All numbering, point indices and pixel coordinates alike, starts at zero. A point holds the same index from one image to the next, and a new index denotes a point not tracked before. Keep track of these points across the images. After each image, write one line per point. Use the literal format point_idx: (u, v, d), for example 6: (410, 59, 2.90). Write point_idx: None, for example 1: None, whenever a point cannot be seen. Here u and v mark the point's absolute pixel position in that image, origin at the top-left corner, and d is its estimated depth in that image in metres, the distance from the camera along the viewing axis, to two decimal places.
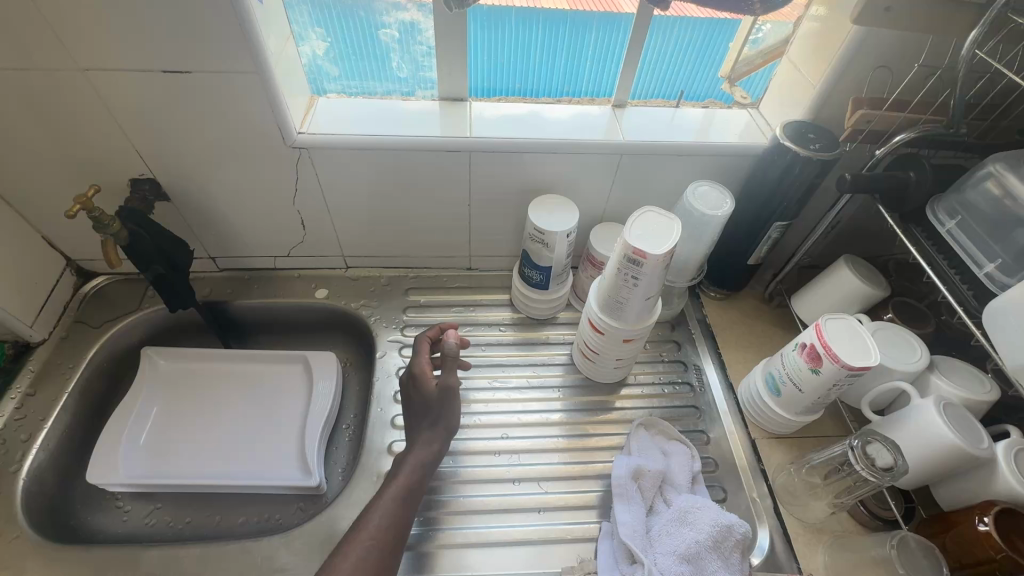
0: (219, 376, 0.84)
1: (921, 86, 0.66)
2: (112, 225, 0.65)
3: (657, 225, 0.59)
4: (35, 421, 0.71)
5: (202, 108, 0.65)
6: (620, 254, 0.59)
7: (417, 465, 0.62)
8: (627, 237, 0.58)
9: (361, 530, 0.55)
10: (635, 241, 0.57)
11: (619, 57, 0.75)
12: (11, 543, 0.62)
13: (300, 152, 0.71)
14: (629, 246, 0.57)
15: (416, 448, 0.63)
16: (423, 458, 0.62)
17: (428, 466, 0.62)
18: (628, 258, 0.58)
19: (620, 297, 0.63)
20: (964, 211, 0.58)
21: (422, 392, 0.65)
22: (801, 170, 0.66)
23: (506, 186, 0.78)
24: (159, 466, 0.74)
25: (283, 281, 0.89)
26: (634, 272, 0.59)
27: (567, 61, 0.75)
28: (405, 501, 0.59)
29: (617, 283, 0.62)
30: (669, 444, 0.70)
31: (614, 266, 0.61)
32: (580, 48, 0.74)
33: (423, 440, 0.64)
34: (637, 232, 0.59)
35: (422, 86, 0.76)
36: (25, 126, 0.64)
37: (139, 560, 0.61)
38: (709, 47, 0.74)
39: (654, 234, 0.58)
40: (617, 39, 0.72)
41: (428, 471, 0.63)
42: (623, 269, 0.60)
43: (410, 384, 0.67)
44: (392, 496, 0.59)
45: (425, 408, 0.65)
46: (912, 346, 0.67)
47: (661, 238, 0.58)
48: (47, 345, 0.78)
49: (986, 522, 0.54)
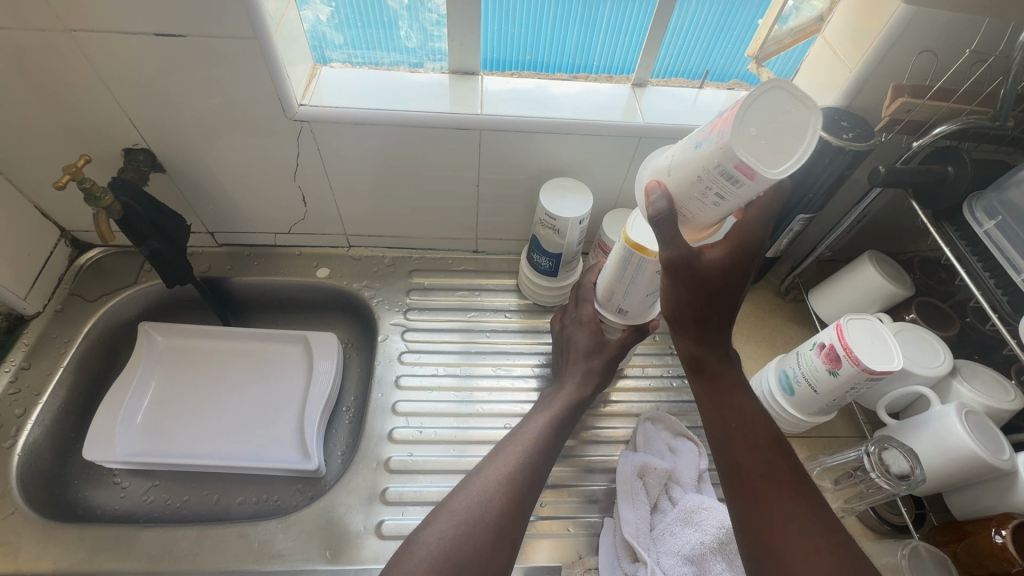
0: (216, 353, 0.82)
1: (968, 74, 0.61)
2: (104, 198, 0.62)
3: (781, 117, 0.38)
4: (30, 396, 0.70)
5: (198, 75, 0.61)
6: (712, 155, 0.40)
7: (573, 398, 0.63)
8: (735, 139, 0.38)
9: (507, 450, 0.56)
10: (743, 154, 0.37)
11: (634, 30, 0.70)
12: (8, 519, 0.61)
13: (301, 125, 0.67)
14: (737, 157, 0.38)
15: (571, 382, 0.65)
16: (578, 396, 0.63)
17: (581, 403, 0.63)
18: (723, 171, 0.39)
19: (684, 210, 0.44)
20: (1004, 211, 0.54)
21: (586, 340, 0.66)
22: (831, 161, 0.63)
23: (518, 167, 0.74)
24: (156, 444, 0.73)
25: (284, 259, 0.86)
26: (723, 190, 0.40)
27: (581, 32, 0.70)
28: (557, 432, 0.60)
29: (680, 193, 0.43)
30: (680, 433, 0.69)
31: (690, 167, 0.42)
32: (592, 23, 0.69)
33: (577, 381, 0.65)
34: (751, 131, 0.38)
35: (432, 57, 0.72)
36: (10, 89, 0.60)
37: (135, 539, 0.60)
38: (727, 24, 0.70)
39: (774, 145, 0.37)
40: (634, 10, 0.68)
41: (579, 409, 0.63)
42: (700, 178, 0.41)
43: (579, 331, 0.67)
44: (547, 422, 0.60)
45: (591, 349, 0.65)
46: (936, 350, 0.64)
47: (784, 147, 0.38)
48: (42, 319, 0.76)
49: (1002, 535, 0.52)
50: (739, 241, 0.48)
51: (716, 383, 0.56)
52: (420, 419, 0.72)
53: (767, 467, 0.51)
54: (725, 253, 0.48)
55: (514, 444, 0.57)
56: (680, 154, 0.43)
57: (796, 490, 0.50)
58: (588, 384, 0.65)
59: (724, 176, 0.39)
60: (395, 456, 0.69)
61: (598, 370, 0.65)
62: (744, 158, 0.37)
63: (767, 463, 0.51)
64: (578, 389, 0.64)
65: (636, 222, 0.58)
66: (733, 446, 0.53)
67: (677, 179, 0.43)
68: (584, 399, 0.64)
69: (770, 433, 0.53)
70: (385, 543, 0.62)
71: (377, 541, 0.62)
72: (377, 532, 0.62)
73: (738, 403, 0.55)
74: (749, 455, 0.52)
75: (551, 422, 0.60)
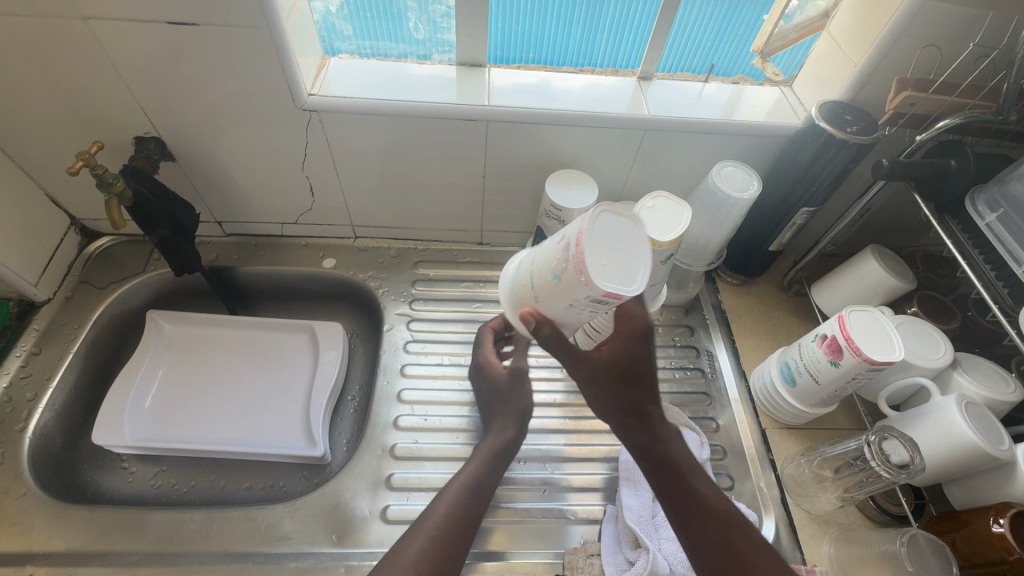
0: (223, 342, 0.83)
1: (972, 68, 0.61)
2: (115, 183, 0.63)
3: (617, 239, 0.40)
4: (40, 380, 0.71)
5: (209, 63, 0.61)
6: (576, 288, 0.39)
7: (491, 452, 0.59)
8: (593, 275, 0.38)
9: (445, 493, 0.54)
10: (606, 284, 0.38)
11: (638, 27, 0.71)
12: (19, 500, 0.62)
13: (311, 115, 0.68)
14: (600, 289, 0.38)
15: (490, 434, 0.62)
16: (497, 445, 0.60)
17: (500, 454, 0.59)
18: (594, 300, 0.39)
19: (559, 320, 0.44)
20: (1006, 204, 0.55)
21: (500, 380, 0.65)
22: (835, 154, 0.63)
23: (524, 159, 0.75)
24: (163, 430, 0.74)
25: (290, 249, 0.87)
26: (592, 309, 0.41)
27: (585, 28, 0.71)
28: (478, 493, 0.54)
29: (558, 316, 0.44)
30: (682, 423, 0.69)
31: (558, 298, 0.42)
32: (596, 20, 0.70)
33: (496, 431, 0.62)
34: (601, 262, 0.39)
35: (440, 49, 0.72)
36: (24, 76, 0.61)
37: (145, 522, 0.61)
38: (730, 23, 0.71)
39: (620, 268, 0.39)
40: (638, 9, 0.69)
41: (499, 460, 0.59)
42: (571, 306, 0.42)
43: (480, 376, 0.67)
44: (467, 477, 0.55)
45: (500, 394, 0.65)
46: (936, 342, 0.64)
47: (631, 266, 0.40)
48: (52, 305, 0.77)
49: (1000, 524, 0.53)
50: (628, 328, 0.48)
51: (666, 465, 0.49)
52: (425, 408, 0.73)
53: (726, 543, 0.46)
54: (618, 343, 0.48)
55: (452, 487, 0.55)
56: (542, 281, 0.43)
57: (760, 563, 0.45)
58: (509, 425, 0.62)
59: (592, 302, 0.40)
60: (400, 442, 0.70)
61: (516, 418, 0.63)
62: (607, 288, 0.38)
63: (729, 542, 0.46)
64: (498, 438, 0.61)
65: (643, 209, 0.59)
66: (689, 521, 0.48)
67: (549, 307, 0.43)
68: (504, 450, 0.60)
69: (723, 507, 0.48)
70: (390, 527, 0.62)
71: (382, 525, 0.63)
72: (382, 517, 0.63)
73: (693, 484, 0.49)
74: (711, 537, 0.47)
75: (489, 460, 0.58)
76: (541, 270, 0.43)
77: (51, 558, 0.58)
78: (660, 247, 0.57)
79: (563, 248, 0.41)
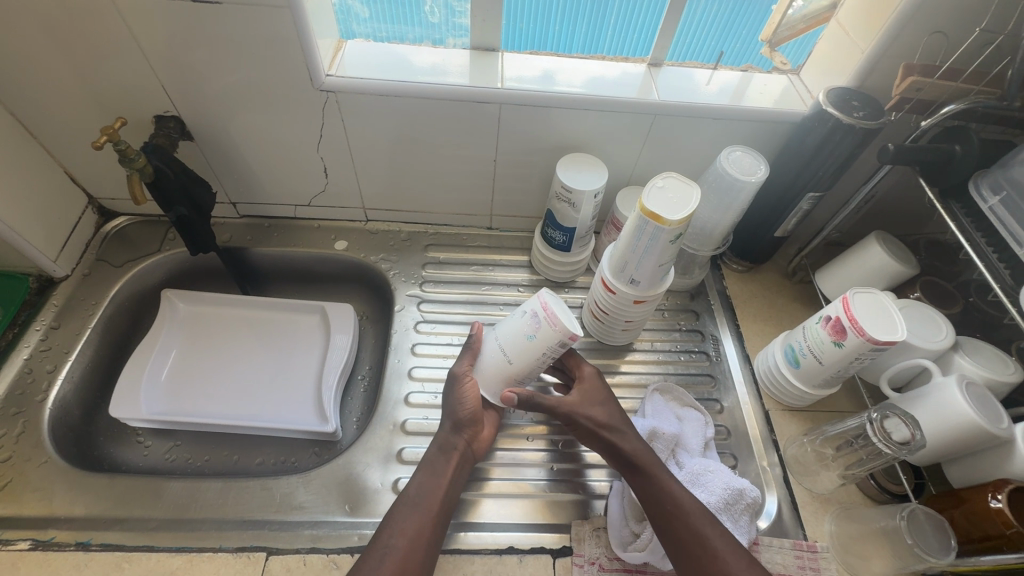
0: (234, 321, 0.85)
1: (977, 55, 0.63)
2: (138, 159, 0.64)
3: (562, 306, 0.61)
4: (59, 353, 0.72)
5: (228, 43, 0.63)
6: (550, 341, 0.59)
7: (426, 468, 0.60)
8: (565, 326, 0.58)
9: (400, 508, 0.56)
10: (571, 329, 0.58)
11: (642, 29, 0.74)
12: (40, 467, 0.64)
13: (327, 96, 0.69)
14: (569, 334, 0.58)
15: (432, 442, 0.63)
16: (439, 447, 0.62)
17: (434, 468, 0.60)
18: (562, 344, 0.59)
19: (528, 372, 0.62)
20: (1008, 187, 0.56)
21: (464, 394, 0.63)
22: (841, 139, 0.64)
23: (534, 143, 0.76)
24: (178, 405, 0.75)
25: (303, 230, 0.89)
26: (555, 354, 0.61)
27: (590, 29, 0.74)
28: (420, 507, 0.56)
29: (534, 365, 0.61)
30: (685, 402, 0.71)
31: (534, 352, 0.60)
32: (601, 20, 0.73)
33: (435, 445, 0.62)
34: (566, 317, 0.59)
35: (454, 33, 0.74)
36: (50, 53, 0.63)
37: (162, 490, 0.62)
38: (736, 21, 0.73)
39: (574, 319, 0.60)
40: (641, 15, 0.72)
41: (445, 465, 0.61)
42: (546, 354, 0.60)
43: (448, 389, 0.65)
44: (406, 500, 0.57)
45: (453, 409, 0.63)
46: (938, 325, 0.66)
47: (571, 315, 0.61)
48: (70, 281, 0.78)
49: (999, 499, 0.54)
50: (593, 377, 0.66)
51: (647, 470, 0.58)
52: (435, 385, 0.74)
53: (701, 537, 0.53)
54: (588, 386, 0.65)
55: (402, 504, 0.57)
56: (518, 347, 0.61)
57: (728, 544, 0.53)
58: (457, 438, 0.63)
59: (561, 346, 0.59)
60: (411, 419, 0.71)
61: (460, 434, 0.63)
62: (575, 330, 0.58)
63: (707, 535, 0.53)
64: (434, 456, 0.61)
65: (653, 188, 0.60)
66: (669, 519, 0.55)
67: (526, 361, 0.61)
68: (447, 463, 0.61)
69: (699, 507, 0.55)
70: None
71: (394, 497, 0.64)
72: (393, 489, 0.65)
73: (670, 488, 0.56)
74: (687, 530, 0.54)
75: (441, 470, 0.60)
76: (510, 337, 0.61)
77: (71, 522, 0.60)
78: (668, 226, 0.58)
79: (524, 319, 0.61)
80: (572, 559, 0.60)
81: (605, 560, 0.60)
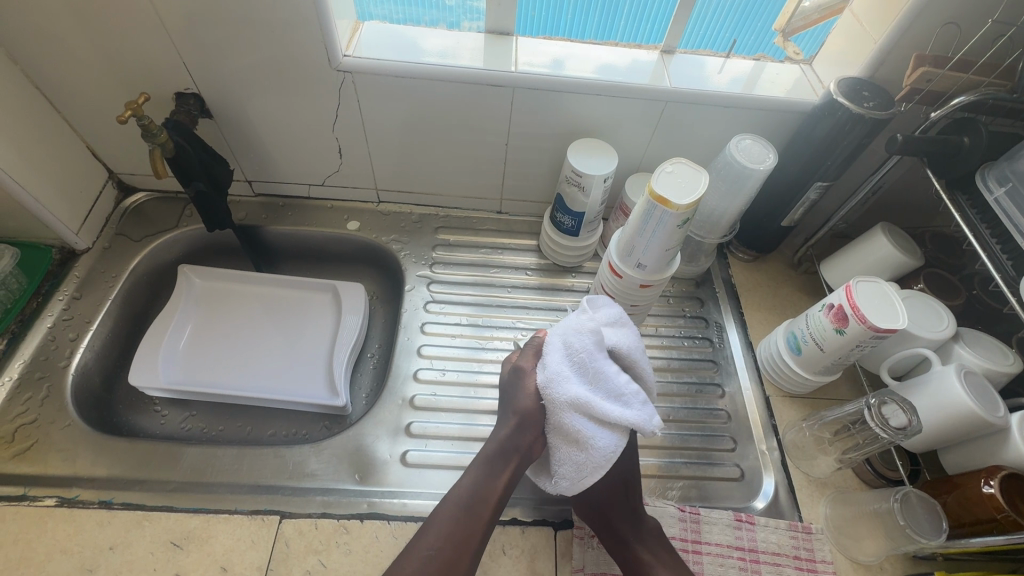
0: (252, 298, 0.87)
1: (989, 47, 0.63)
2: (160, 135, 0.65)
3: None
4: (82, 323, 0.75)
5: (248, 24, 0.64)
6: None
7: (482, 465, 0.59)
8: None
9: (444, 506, 0.56)
10: None
11: (656, 16, 0.75)
12: (63, 430, 0.66)
13: (344, 76, 0.70)
14: None
15: (492, 435, 0.62)
16: (496, 449, 0.60)
17: (490, 465, 0.59)
18: None
19: None
20: (1015, 179, 0.57)
21: (528, 389, 0.62)
22: (852, 129, 0.65)
23: (545, 128, 0.77)
24: (194, 377, 0.78)
25: (316, 210, 0.90)
26: None
27: (605, 15, 0.74)
28: (467, 507, 0.56)
29: None
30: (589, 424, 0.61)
31: None
32: (615, 9, 0.74)
33: (495, 440, 0.61)
34: None
35: (470, 17, 0.74)
36: (78, 31, 0.65)
37: (180, 455, 0.65)
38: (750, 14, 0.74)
39: None
40: (653, 4, 0.73)
41: (502, 463, 0.59)
42: None
43: (515, 383, 0.64)
44: (455, 500, 0.56)
45: (518, 404, 0.61)
46: (940, 315, 0.67)
47: None
48: (92, 253, 0.81)
49: (991, 485, 0.55)
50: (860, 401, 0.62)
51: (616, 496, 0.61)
52: (443, 363, 0.76)
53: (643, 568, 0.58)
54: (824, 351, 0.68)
55: (448, 503, 0.56)
56: None
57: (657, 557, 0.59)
58: (519, 437, 0.60)
59: None
60: (419, 394, 0.73)
61: (524, 434, 0.60)
62: None
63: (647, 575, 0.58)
64: (493, 453, 0.60)
65: (662, 174, 0.61)
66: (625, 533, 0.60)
67: None
68: (504, 463, 0.59)
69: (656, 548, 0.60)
70: (409, 470, 0.66)
71: (402, 468, 0.66)
72: (401, 461, 0.67)
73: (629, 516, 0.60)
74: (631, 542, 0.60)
75: (498, 472, 0.59)
76: None
77: (95, 482, 0.62)
78: (675, 210, 0.59)
79: None
80: (573, 531, 0.62)
81: None
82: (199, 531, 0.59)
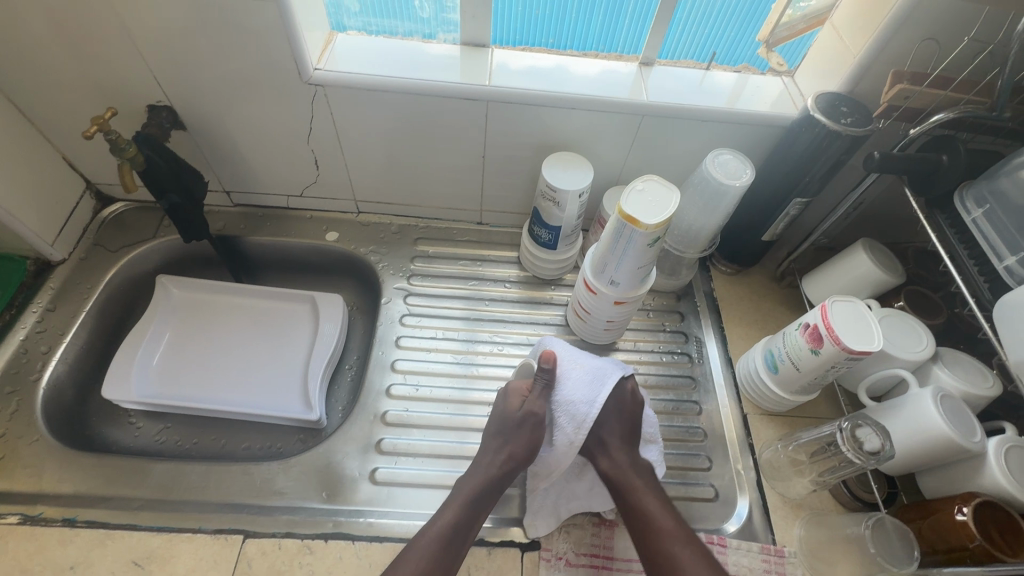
0: (231, 309, 0.86)
1: (969, 63, 0.61)
2: (128, 149, 0.65)
3: None
4: (55, 335, 0.75)
5: (217, 38, 0.64)
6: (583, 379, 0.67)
7: (466, 501, 0.58)
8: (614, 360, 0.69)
9: (420, 541, 0.55)
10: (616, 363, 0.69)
11: (630, 23, 0.73)
12: (31, 445, 0.66)
13: (316, 89, 0.70)
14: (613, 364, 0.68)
15: (478, 469, 0.61)
16: (483, 486, 0.60)
17: (474, 502, 0.58)
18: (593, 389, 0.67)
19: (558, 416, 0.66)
20: (992, 199, 0.55)
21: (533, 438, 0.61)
22: (830, 145, 0.64)
23: (522, 140, 0.76)
24: (169, 390, 0.77)
25: (294, 221, 0.90)
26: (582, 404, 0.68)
27: (579, 22, 0.73)
28: (447, 546, 0.55)
29: None
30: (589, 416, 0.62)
31: None
32: (590, 20, 0.73)
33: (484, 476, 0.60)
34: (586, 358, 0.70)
35: (445, 29, 0.74)
36: (46, 44, 0.64)
37: (148, 471, 0.64)
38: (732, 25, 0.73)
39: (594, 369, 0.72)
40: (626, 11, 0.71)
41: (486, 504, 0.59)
42: None
43: (523, 429, 0.62)
44: (436, 534, 0.55)
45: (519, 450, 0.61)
46: (919, 334, 0.65)
47: None
48: (67, 264, 0.81)
49: (964, 512, 0.54)
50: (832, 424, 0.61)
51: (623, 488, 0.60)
52: (417, 378, 0.76)
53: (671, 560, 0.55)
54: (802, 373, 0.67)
55: (427, 536, 0.55)
56: None
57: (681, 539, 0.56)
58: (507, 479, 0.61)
59: None
60: (392, 410, 0.72)
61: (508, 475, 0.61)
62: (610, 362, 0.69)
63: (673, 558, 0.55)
64: (479, 491, 0.59)
65: (633, 191, 0.60)
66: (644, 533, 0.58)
67: None
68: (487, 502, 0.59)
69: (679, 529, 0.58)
70: (378, 488, 0.65)
71: (371, 485, 0.66)
72: (371, 478, 0.66)
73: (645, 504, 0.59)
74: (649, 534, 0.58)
75: (479, 511, 0.58)
76: None
77: (61, 499, 0.62)
78: (644, 229, 0.58)
79: None
80: (540, 552, 0.61)
81: (573, 556, 0.61)
82: (163, 550, 0.59)
